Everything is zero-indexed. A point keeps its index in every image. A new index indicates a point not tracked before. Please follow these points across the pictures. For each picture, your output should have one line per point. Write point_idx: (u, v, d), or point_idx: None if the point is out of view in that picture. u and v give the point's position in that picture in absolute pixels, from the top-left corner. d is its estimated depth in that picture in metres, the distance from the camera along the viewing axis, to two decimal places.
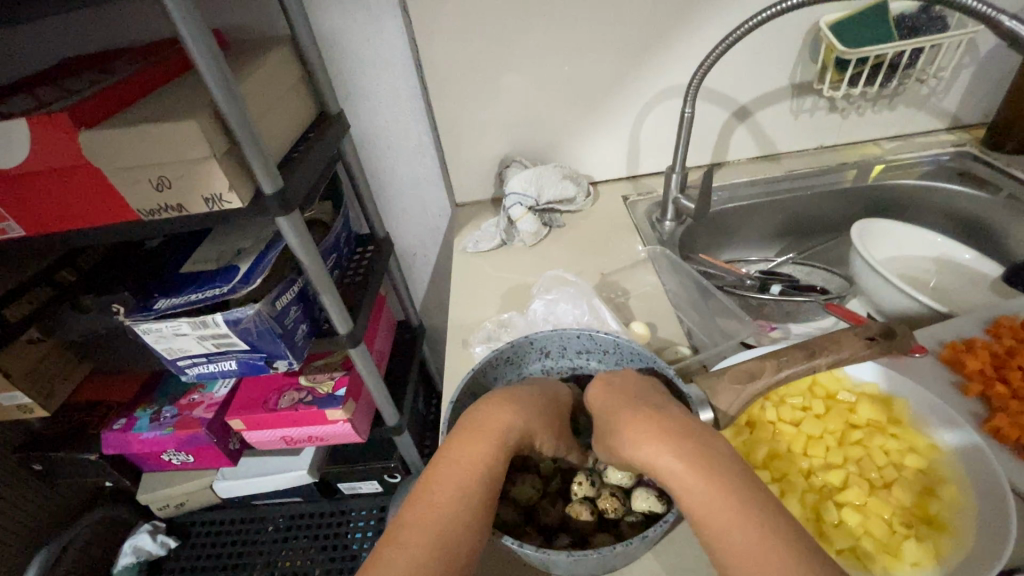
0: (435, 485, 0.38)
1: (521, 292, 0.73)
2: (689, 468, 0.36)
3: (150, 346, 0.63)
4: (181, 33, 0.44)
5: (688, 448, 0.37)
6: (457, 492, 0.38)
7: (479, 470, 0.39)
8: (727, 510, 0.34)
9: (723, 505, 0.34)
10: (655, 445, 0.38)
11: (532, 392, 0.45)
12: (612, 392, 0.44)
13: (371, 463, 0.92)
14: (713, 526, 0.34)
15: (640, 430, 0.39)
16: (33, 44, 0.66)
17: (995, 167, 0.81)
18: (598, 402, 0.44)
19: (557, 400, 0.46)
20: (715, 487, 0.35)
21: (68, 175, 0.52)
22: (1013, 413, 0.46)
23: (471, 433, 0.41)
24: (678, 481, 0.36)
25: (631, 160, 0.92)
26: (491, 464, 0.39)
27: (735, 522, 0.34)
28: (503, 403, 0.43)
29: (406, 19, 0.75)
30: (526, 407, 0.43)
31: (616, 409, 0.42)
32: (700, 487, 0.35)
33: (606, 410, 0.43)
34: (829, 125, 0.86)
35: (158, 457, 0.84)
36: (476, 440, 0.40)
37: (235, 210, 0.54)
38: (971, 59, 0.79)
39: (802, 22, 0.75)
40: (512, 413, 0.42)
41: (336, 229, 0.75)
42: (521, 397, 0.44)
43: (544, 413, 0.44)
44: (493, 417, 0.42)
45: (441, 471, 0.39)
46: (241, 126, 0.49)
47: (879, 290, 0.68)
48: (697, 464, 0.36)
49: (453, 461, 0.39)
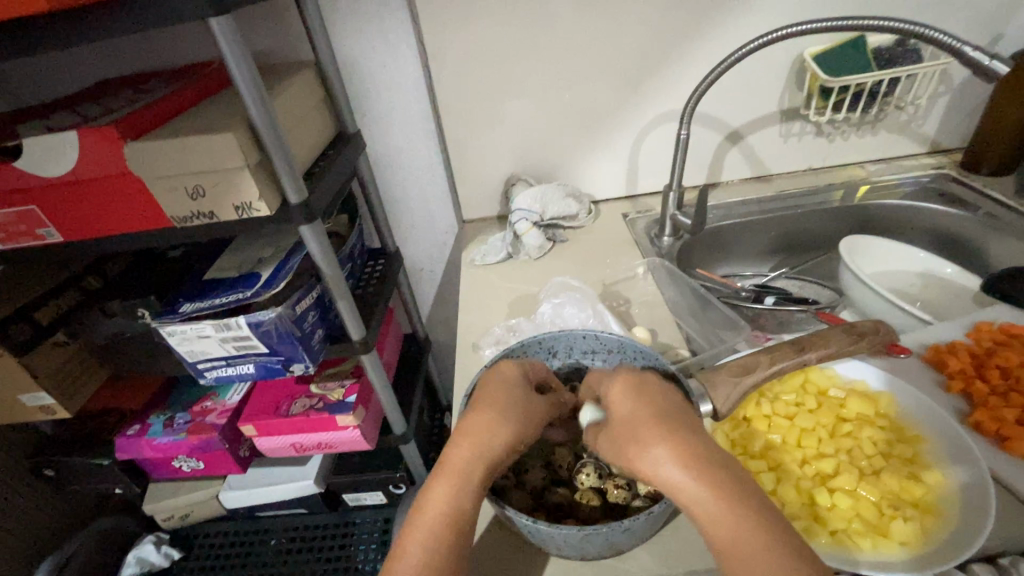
0: (411, 529, 0.40)
1: (528, 300, 0.77)
2: (725, 503, 0.36)
3: (174, 349, 0.66)
4: (225, 57, 0.49)
5: (703, 474, 0.38)
6: (431, 541, 0.39)
7: (446, 512, 0.40)
8: (759, 550, 0.35)
9: (752, 537, 0.35)
10: (687, 474, 0.38)
11: (488, 409, 0.44)
12: (645, 400, 0.43)
13: (377, 473, 0.94)
14: (744, 565, 0.35)
15: (671, 452, 0.39)
16: (81, 66, 0.72)
17: (974, 188, 0.86)
18: (627, 406, 0.43)
19: (523, 398, 0.45)
20: (749, 523, 0.36)
21: (107, 182, 0.55)
22: (992, 407, 0.49)
23: (437, 476, 0.41)
24: (706, 511, 0.37)
25: (630, 180, 0.97)
26: (455, 501, 0.40)
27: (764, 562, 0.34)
28: (464, 434, 0.43)
29: (420, 47, 0.80)
30: (480, 433, 0.42)
31: (643, 420, 0.41)
32: (734, 518, 0.36)
33: (637, 419, 0.41)
34: (816, 149, 0.91)
35: (169, 464, 0.85)
36: (441, 479, 0.41)
37: (263, 218, 0.57)
38: (946, 88, 0.85)
39: (788, 54, 0.81)
40: (471, 445, 0.42)
41: (351, 241, 0.79)
42: (479, 420, 0.43)
43: (508, 423, 0.43)
44: (452, 453, 0.42)
45: (415, 518, 0.40)
46: (273, 139, 0.54)
47: (869, 301, 0.72)
48: (728, 495, 0.37)
49: (425, 505, 0.40)
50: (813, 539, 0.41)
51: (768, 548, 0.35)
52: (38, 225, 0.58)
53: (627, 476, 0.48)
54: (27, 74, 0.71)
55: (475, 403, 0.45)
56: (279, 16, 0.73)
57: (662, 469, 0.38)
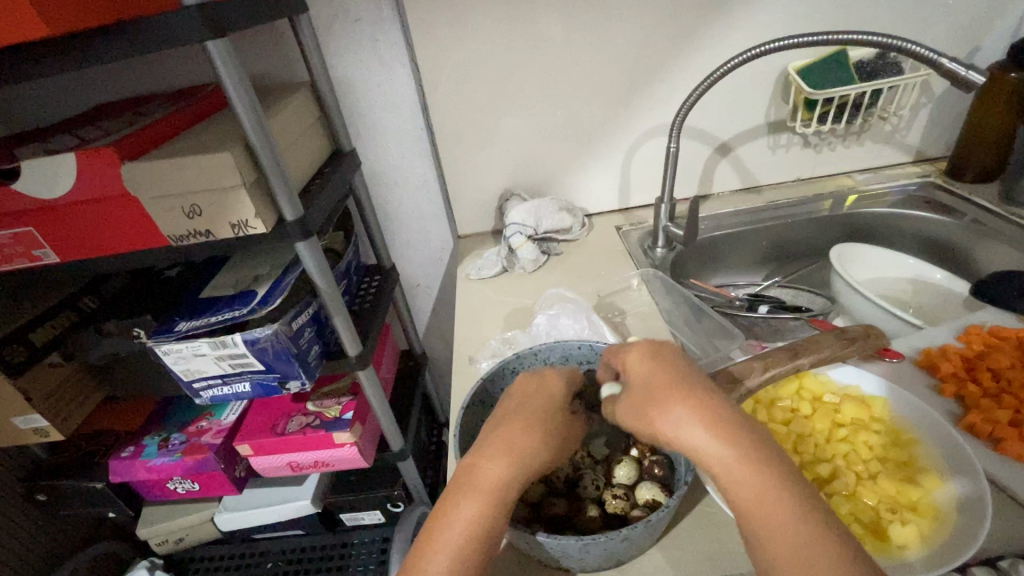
0: (434, 548, 0.37)
1: (523, 313, 0.77)
2: (750, 468, 0.36)
3: (169, 368, 0.66)
4: (223, 80, 0.50)
5: (729, 437, 0.37)
6: (454, 559, 0.37)
7: (473, 532, 0.38)
8: (785, 513, 0.34)
9: (777, 502, 0.35)
10: (715, 439, 0.37)
11: (530, 430, 0.42)
12: (664, 363, 0.42)
13: (375, 491, 0.93)
14: (765, 529, 0.34)
15: (692, 414, 0.38)
16: (80, 91, 0.73)
17: (959, 195, 0.87)
18: (647, 368, 0.43)
19: (558, 417, 0.45)
20: (774, 489, 0.35)
21: (105, 203, 0.56)
22: (986, 409, 0.49)
23: (466, 493, 0.39)
24: (730, 474, 0.36)
25: (623, 194, 0.98)
26: (487, 524, 0.38)
27: (788, 526, 0.34)
28: (502, 452, 0.40)
29: (413, 67, 0.82)
30: (521, 453, 0.40)
31: (662, 383, 0.40)
32: (757, 483, 0.35)
33: (657, 382, 0.41)
34: (804, 159, 0.93)
35: (163, 486, 0.84)
36: (473, 496, 0.39)
37: (259, 235, 0.58)
38: (928, 99, 0.87)
39: (772, 68, 0.83)
40: (511, 466, 0.40)
41: (347, 257, 0.80)
42: (518, 437, 0.41)
43: (541, 438, 0.42)
44: (487, 471, 0.40)
45: (438, 534, 0.38)
46: (271, 162, 0.55)
47: (863, 308, 0.72)
48: (752, 459, 0.36)
49: (450, 522, 0.38)
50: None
51: (794, 511, 0.34)
52: (35, 246, 0.59)
53: (624, 488, 0.49)
54: (26, 100, 0.73)
55: (504, 417, 0.44)
56: (276, 40, 0.75)
57: (685, 432, 0.38)
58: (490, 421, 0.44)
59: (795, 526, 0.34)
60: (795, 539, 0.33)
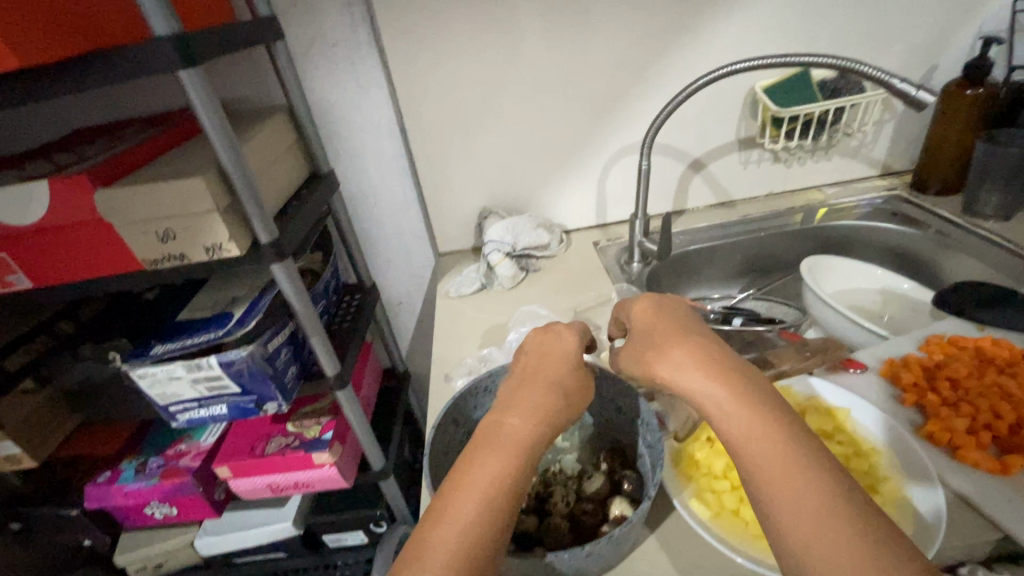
0: (461, 496, 0.38)
1: (500, 330, 0.78)
2: (744, 404, 0.39)
3: (145, 392, 0.66)
4: (196, 107, 0.51)
5: (725, 378, 0.40)
6: (481, 506, 0.37)
7: (499, 482, 0.39)
8: (772, 442, 0.37)
9: (765, 434, 0.37)
10: (712, 377, 0.40)
11: (551, 395, 0.45)
12: (667, 315, 0.48)
13: (357, 511, 0.93)
14: (758, 457, 0.37)
15: (690, 356, 0.42)
16: (57, 117, 0.74)
17: (924, 208, 0.90)
18: (650, 319, 0.49)
19: (572, 377, 0.48)
20: (758, 424, 0.38)
21: (80, 228, 0.56)
22: (943, 418, 0.50)
23: (494, 449, 0.40)
24: (722, 409, 0.39)
25: (600, 210, 1.00)
26: (513, 476, 0.39)
27: (775, 453, 0.36)
28: (528, 415, 0.43)
29: (391, 89, 0.84)
30: (545, 415, 0.43)
31: (664, 331, 0.46)
32: (748, 419, 0.38)
33: (655, 329, 0.47)
34: (775, 174, 0.96)
35: (141, 511, 0.83)
36: (499, 453, 0.40)
37: (233, 258, 0.58)
38: (890, 115, 0.90)
39: (740, 88, 0.86)
40: (533, 424, 0.42)
41: (325, 277, 0.80)
42: (539, 399, 0.45)
43: (562, 402, 0.45)
44: (514, 429, 0.42)
45: (463, 483, 0.39)
46: (243, 183, 0.55)
47: (832, 319, 0.74)
48: (743, 394, 0.39)
49: (478, 474, 0.39)
50: (752, 550, 0.42)
51: (782, 445, 0.36)
52: (8, 272, 0.59)
53: (595, 502, 0.49)
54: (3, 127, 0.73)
55: (522, 384, 0.47)
56: (253, 64, 0.76)
57: (682, 369, 0.42)
58: (512, 382, 0.48)
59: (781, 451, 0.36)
60: (782, 462, 0.36)
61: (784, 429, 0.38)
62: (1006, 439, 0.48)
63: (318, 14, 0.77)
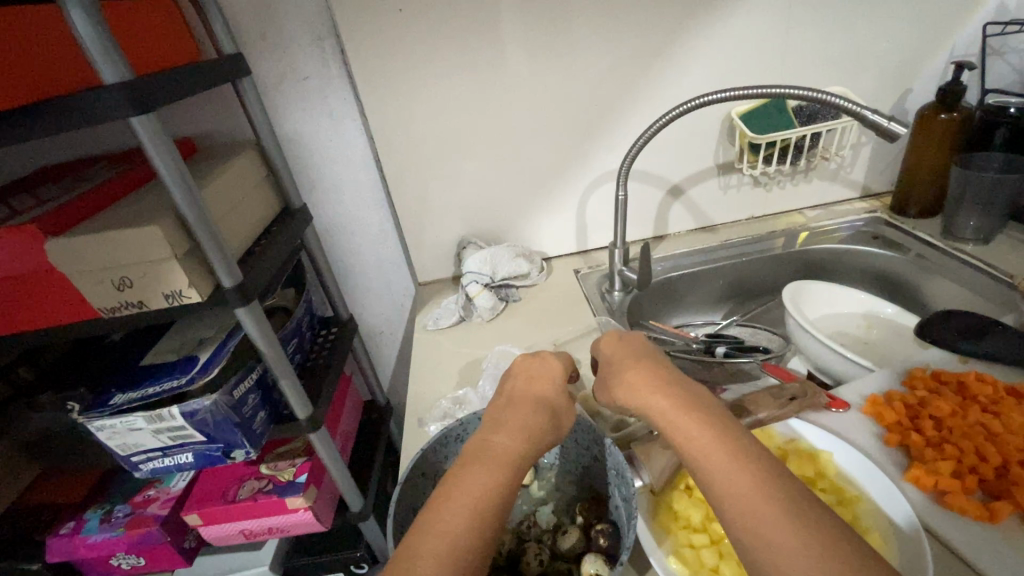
0: (451, 506, 0.38)
1: (478, 366, 0.76)
2: (693, 416, 0.42)
3: (104, 443, 0.63)
4: (149, 152, 0.49)
5: (674, 395, 0.44)
6: (470, 515, 0.38)
7: (487, 490, 0.39)
8: (724, 456, 0.39)
9: (717, 448, 0.39)
10: (662, 394, 0.45)
11: (537, 416, 0.47)
12: (628, 342, 0.55)
13: (336, 553, 0.89)
14: (722, 476, 0.38)
15: (643, 377, 0.48)
16: (18, 158, 0.72)
17: (905, 230, 0.90)
18: (613, 346, 0.55)
19: (557, 396, 0.51)
20: (715, 445, 0.39)
21: (30, 279, 0.54)
22: (928, 461, 0.49)
23: (483, 464, 0.41)
24: (675, 426, 0.42)
25: (580, 237, 0.99)
26: (502, 486, 0.40)
27: (740, 476, 0.37)
28: (516, 432, 0.45)
29: (364, 122, 0.83)
30: (533, 432, 0.45)
31: (624, 357, 0.52)
32: (704, 439, 0.40)
33: (617, 356, 0.53)
34: (756, 198, 0.95)
35: (106, 563, 0.78)
36: (491, 467, 0.41)
37: (194, 304, 0.56)
38: (867, 138, 0.90)
39: (717, 115, 0.85)
40: (519, 439, 0.44)
41: (298, 314, 0.78)
42: (526, 417, 0.47)
43: (547, 420, 0.47)
44: (502, 445, 0.43)
45: (452, 492, 0.39)
46: (201, 227, 0.53)
47: (815, 349, 0.73)
48: (689, 406, 0.43)
49: (466, 486, 0.39)
50: None
51: (733, 457, 0.38)
52: None
53: (571, 559, 0.48)
54: None
55: (510, 404, 0.49)
56: (222, 101, 0.75)
57: (637, 387, 0.47)
58: (501, 400, 0.50)
59: (737, 468, 0.38)
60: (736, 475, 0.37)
61: (733, 445, 0.40)
62: (992, 482, 0.47)
63: (289, 48, 0.76)
